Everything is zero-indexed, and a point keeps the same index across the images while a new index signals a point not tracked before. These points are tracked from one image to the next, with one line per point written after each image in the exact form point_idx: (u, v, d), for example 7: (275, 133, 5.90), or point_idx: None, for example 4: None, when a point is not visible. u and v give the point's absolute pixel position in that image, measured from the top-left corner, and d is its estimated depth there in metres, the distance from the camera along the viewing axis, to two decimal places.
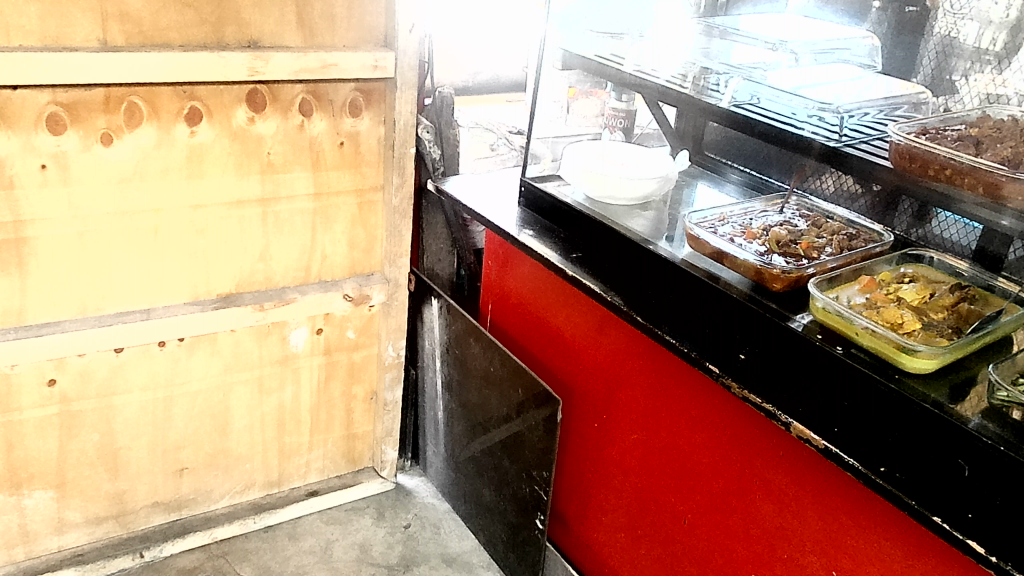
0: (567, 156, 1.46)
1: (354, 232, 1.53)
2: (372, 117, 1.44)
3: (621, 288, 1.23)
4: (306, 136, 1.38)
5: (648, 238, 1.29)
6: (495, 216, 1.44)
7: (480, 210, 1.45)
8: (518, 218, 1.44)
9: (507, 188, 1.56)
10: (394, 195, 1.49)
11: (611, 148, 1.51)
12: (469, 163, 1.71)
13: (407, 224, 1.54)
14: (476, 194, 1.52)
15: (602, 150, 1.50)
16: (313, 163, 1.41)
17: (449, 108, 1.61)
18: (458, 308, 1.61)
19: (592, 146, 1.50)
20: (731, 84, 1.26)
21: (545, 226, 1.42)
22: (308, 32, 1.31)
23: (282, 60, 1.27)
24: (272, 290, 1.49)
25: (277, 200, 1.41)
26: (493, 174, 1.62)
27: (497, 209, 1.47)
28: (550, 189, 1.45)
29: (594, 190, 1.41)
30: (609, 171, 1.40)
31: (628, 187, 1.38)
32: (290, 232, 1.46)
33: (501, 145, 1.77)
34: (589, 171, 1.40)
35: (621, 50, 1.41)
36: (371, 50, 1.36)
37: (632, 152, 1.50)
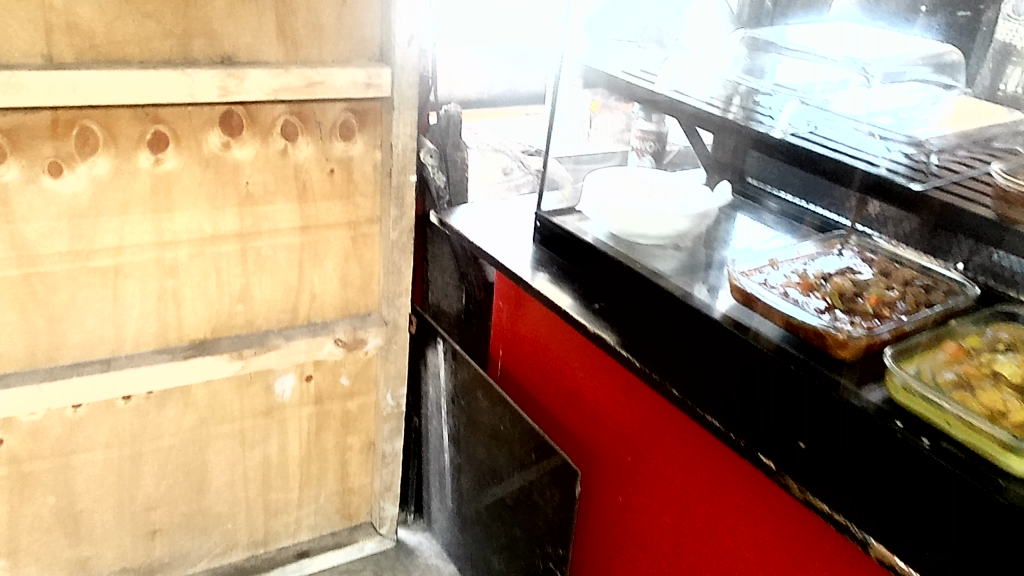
0: (589, 185, 1.26)
1: (347, 269, 1.35)
2: (366, 141, 1.27)
3: (651, 347, 1.05)
4: (290, 163, 1.22)
5: (684, 287, 1.10)
6: (504, 257, 1.25)
7: (488, 248, 1.27)
8: (530, 259, 1.26)
9: (520, 220, 1.37)
10: (392, 228, 1.32)
11: (642, 172, 1.32)
12: (479, 189, 1.53)
13: (407, 261, 1.36)
14: (483, 226, 1.33)
15: (633, 175, 1.31)
16: (299, 193, 1.24)
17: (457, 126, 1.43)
18: (466, 354, 1.43)
19: (621, 171, 1.32)
20: (784, 109, 1.07)
21: (560, 266, 1.25)
22: (292, 45, 1.14)
23: (259, 78, 1.11)
24: (253, 334, 1.32)
25: (257, 235, 1.24)
26: (505, 202, 1.43)
27: (507, 246, 1.28)
28: (568, 225, 1.27)
29: (620, 222, 1.21)
30: (638, 202, 1.22)
31: (659, 223, 1.19)
32: (274, 270, 1.29)
33: (517, 168, 1.58)
34: (614, 200, 1.21)
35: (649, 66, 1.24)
36: (363, 65, 1.18)
37: (664, 180, 1.30)
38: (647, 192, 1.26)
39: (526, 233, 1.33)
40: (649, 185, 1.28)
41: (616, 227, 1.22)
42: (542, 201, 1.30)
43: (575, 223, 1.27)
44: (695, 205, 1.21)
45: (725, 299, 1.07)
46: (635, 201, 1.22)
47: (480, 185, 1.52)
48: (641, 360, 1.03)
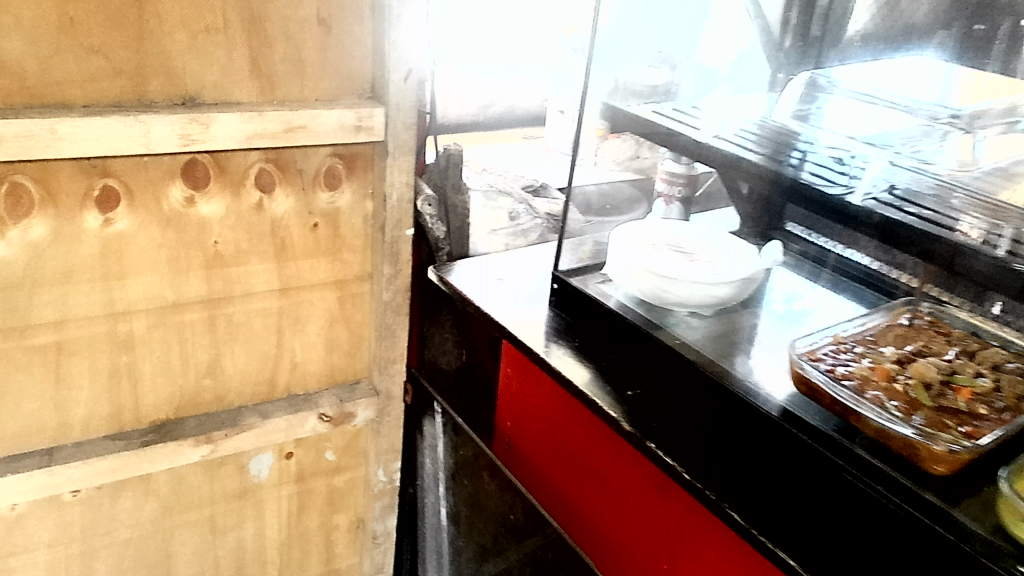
0: (614, 244, 1.10)
1: (333, 333, 1.18)
2: (355, 190, 1.10)
3: (696, 447, 0.89)
4: (266, 218, 1.05)
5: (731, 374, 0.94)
6: (516, 326, 1.08)
7: (497, 314, 1.10)
8: (545, 327, 1.09)
9: (531, 279, 1.21)
10: (385, 288, 1.14)
11: (673, 224, 1.15)
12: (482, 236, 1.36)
13: (402, 323, 1.19)
14: (490, 286, 1.17)
15: (662, 228, 1.14)
16: (276, 252, 1.07)
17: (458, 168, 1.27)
18: (467, 426, 1.25)
19: (648, 223, 1.15)
20: (871, 168, 1.12)
21: (578, 335, 1.08)
22: (268, 82, 0.97)
23: (228, 124, 0.93)
24: (224, 411, 1.14)
25: (228, 300, 1.07)
26: (512, 256, 1.27)
27: (518, 311, 1.11)
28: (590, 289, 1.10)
29: (652, 288, 1.04)
30: (673, 264, 1.05)
31: (699, 292, 1.02)
32: (247, 338, 1.11)
33: (523, 213, 1.42)
34: (647, 261, 1.04)
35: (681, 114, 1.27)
36: (351, 104, 1.02)
37: (700, 233, 1.14)
38: (681, 249, 1.09)
39: (540, 294, 1.16)
40: (682, 240, 1.11)
41: (646, 293, 1.05)
42: (559, 261, 1.13)
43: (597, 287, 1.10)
44: (739, 270, 1.04)
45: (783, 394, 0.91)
46: (670, 263, 1.05)
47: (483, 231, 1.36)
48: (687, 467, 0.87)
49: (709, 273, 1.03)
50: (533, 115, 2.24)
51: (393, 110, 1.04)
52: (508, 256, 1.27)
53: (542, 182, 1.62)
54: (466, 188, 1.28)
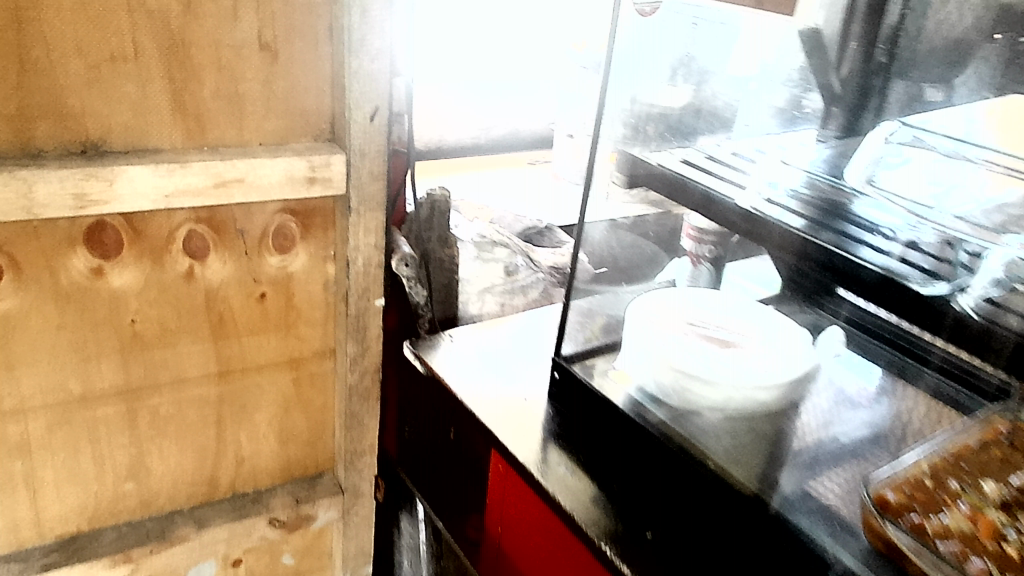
0: (628, 323, 0.87)
1: (288, 420, 0.98)
2: (313, 252, 0.89)
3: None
4: (198, 290, 0.84)
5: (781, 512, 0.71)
6: (504, 430, 0.84)
7: (480, 412, 0.87)
8: (540, 430, 0.85)
9: (528, 362, 0.97)
10: (349, 370, 0.94)
11: (706, 295, 0.91)
12: (474, 294, 1.15)
13: (373, 410, 0.98)
14: (474, 371, 0.93)
15: (693, 303, 0.90)
16: (213, 330, 0.87)
17: (446, 216, 1.08)
18: (450, 537, 1.07)
19: (674, 294, 0.92)
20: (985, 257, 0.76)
21: (583, 440, 0.84)
22: (196, 123, 0.77)
23: (142, 180, 0.73)
24: (152, 518, 0.94)
25: (153, 390, 0.87)
26: (508, 331, 1.04)
27: (509, 406, 0.88)
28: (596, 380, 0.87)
29: (674, 384, 0.80)
30: (701, 353, 0.81)
31: (742, 397, 0.78)
32: (179, 431, 0.91)
33: (522, 266, 1.20)
34: (666, 350, 0.81)
35: (713, 165, 0.99)
36: (304, 149, 0.81)
37: (741, 304, 0.91)
38: (711, 330, 0.85)
39: (538, 383, 0.93)
40: (716, 318, 0.87)
41: (667, 391, 0.81)
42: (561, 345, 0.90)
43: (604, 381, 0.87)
44: (789, 363, 0.80)
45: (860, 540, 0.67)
46: (696, 352, 0.81)
47: (475, 289, 1.14)
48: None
49: (749, 367, 0.79)
50: (540, 138, 2.04)
51: (356, 156, 0.82)
52: (501, 330, 1.04)
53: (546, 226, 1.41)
54: (454, 237, 1.08)
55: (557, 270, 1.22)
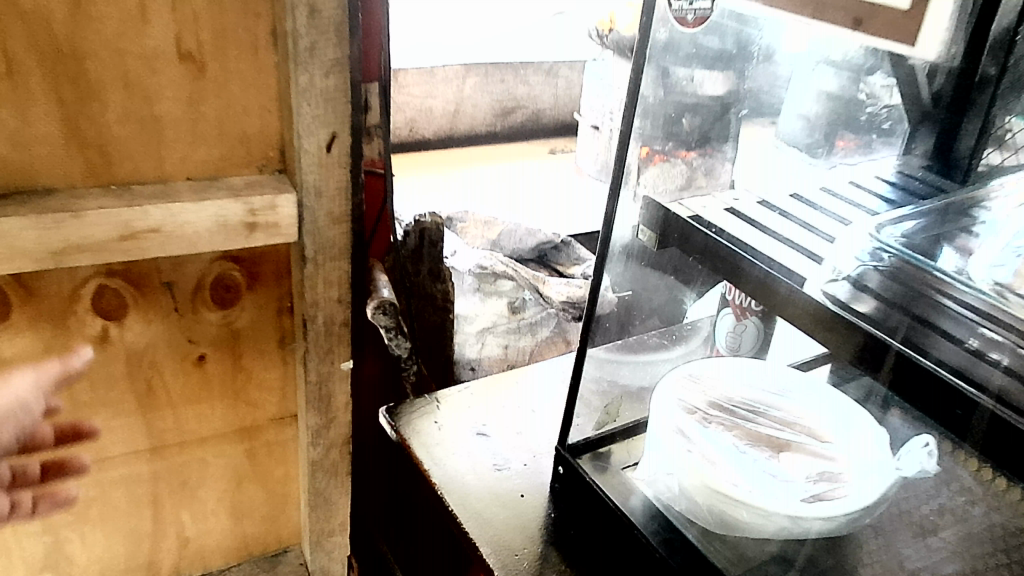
0: (656, 407, 0.68)
1: (243, 495, 0.82)
2: (265, 306, 0.72)
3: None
4: (117, 356, 0.68)
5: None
6: (491, 544, 0.66)
7: (463, 517, 0.69)
8: (533, 545, 0.67)
9: (529, 440, 0.78)
10: (311, 445, 0.77)
11: (755, 371, 0.72)
12: (474, 336, 1.01)
13: (342, 487, 0.82)
14: (461, 456, 0.76)
15: (737, 382, 0.71)
16: (139, 401, 0.71)
17: (438, 247, 0.95)
18: None
19: (713, 367, 0.73)
20: None
21: (587, 559, 0.66)
22: (99, 155, 0.59)
23: (23, 236, 0.56)
24: None
25: (68, 472, 0.71)
26: (506, 394, 0.84)
27: (501, 505, 0.70)
28: (607, 481, 0.69)
29: (704, 501, 0.61)
30: (744, 462, 0.63)
31: (798, 526, 0.59)
32: (106, 515, 0.76)
33: (532, 302, 1.04)
34: (701, 450, 0.63)
35: (755, 213, 0.67)
36: (244, 188, 0.63)
37: (799, 394, 0.71)
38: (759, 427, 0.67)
39: (540, 472, 0.74)
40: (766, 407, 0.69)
41: (697, 512, 0.63)
42: (567, 433, 0.71)
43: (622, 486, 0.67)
44: (861, 485, 0.61)
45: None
46: (738, 459, 0.63)
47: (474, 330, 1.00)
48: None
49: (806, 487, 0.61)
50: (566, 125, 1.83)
51: (311, 196, 0.64)
52: (500, 394, 0.85)
53: (563, 240, 1.23)
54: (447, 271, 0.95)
55: (572, 304, 1.01)
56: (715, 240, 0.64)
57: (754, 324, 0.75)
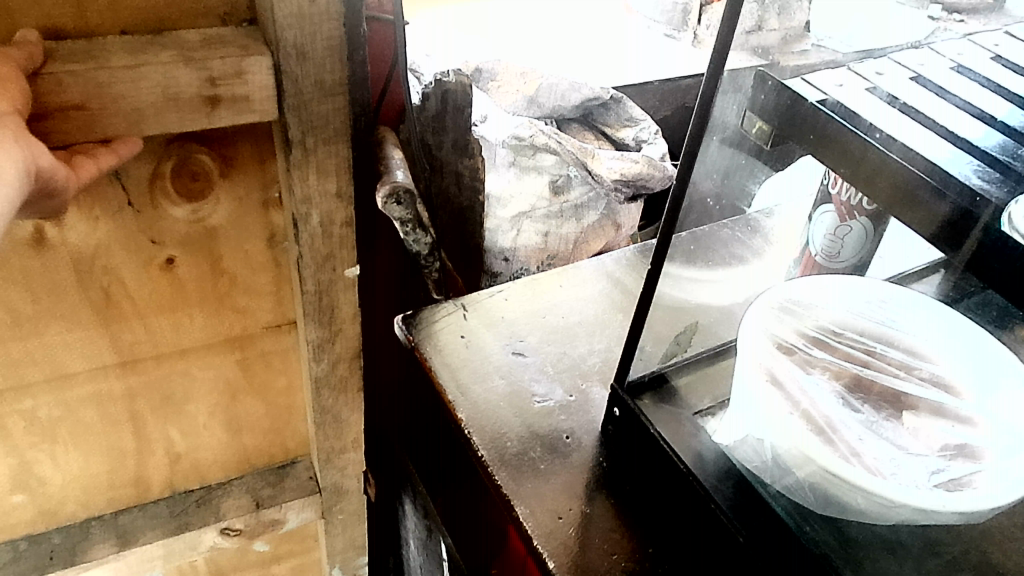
0: (744, 341, 0.50)
1: (239, 407, 0.71)
2: (245, 196, 0.57)
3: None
4: (60, 261, 0.54)
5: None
6: (528, 504, 0.53)
7: (495, 467, 0.55)
8: (580, 505, 0.53)
9: (575, 363, 0.63)
10: (313, 362, 0.64)
11: (864, 294, 0.55)
12: (509, 222, 0.89)
13: (354, 403, 0.70)
14: (492, 384, 0.61)
15: (841, 310, 0.54)
16: (97, 312, 0.58)
17: (463, 112, 0.83)
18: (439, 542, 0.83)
19: (812, 287, 0.55)
20: None
21: (645, 524, 0.53)
22: None
23: None
24: (63, 529, 0.71)
25: (22, 393, 0.60)
26: (543, 296, 0.69)
27: (542, 448, 0.57)
28: (679, 429, 0.53)
29: (808, 478, 0.45)
30: (860, 429, 0.47)
31: (936, 518, 0.44)
32: (77, 434, 0.65)
33: (577, 179, 0.89)
34: (804, 411, 0.47)
35: (899, 90, 0.59)
36: (198, 43, 0.46)
37: (929, 323, 0.54)
38: (873, 378, 0.51)
39: (589, 409, 0.60)
40: (881, 348, 0.52)
41: (791, 484, 0.47)
42: (626, 369, 0.54)
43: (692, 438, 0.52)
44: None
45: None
46: (851, 424, 0.47)
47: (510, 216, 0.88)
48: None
49: (941, 466, 0.46)
50: None
51: (291, 57, 0.47)
52: (540, 298, 0.69)
53: (613, 96, 1.01)
54: (475, 145, 0.83)
55: (627, 184, 0.88)
56: (881, 154, 0.53)
57: (864, 226, 0.58)
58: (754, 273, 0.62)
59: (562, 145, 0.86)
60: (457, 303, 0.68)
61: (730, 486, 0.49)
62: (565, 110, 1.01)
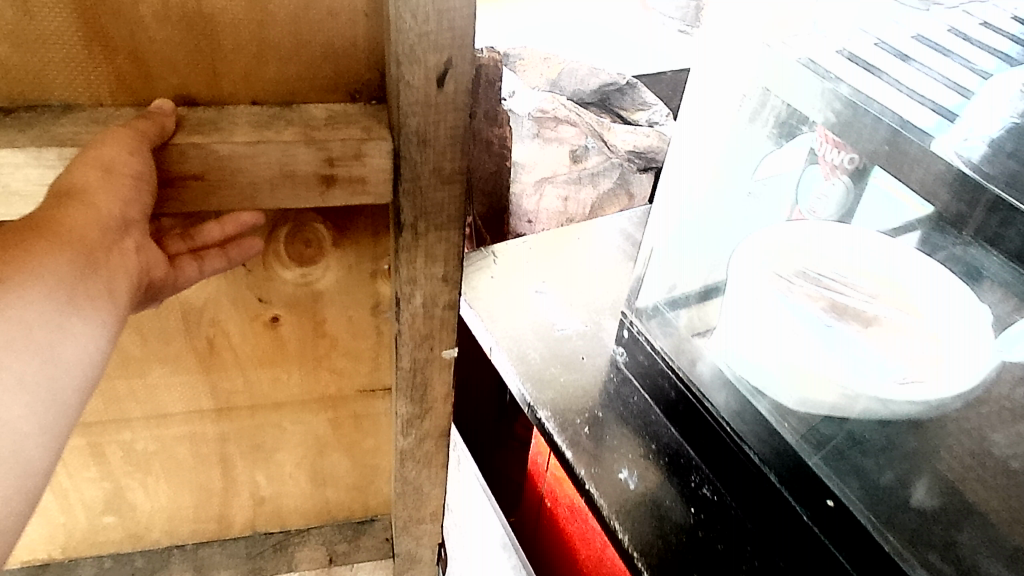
0: (739, 267, 0.70)
1: (326, 460, 0.70)
2: (352, 265, 0.56)
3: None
4: (169, 311, 0.55)
5: (909, 500, 0.63)
6: (552, 407, 0.78)
7: (524, 377, 0.81)
8: (595, 411, 0.79)
9: (588, 299, 0.92)
10: (399, 435, 0.62)
11: (834, 241, 0.69)
12: (532, 187, 1.18)
13: (438, 479, 0.68)
14: (523, 321, 0.88)
15: (828, 259, 0.69)
16: (199, 361, 0.59)
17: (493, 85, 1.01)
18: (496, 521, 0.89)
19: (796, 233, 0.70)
20: None
21: (643, 428, 0.78)
22: (133, 65, 0.43)
23: (17, 176, 0.41)
24: (143, 553, 0.72)
25: (121, 425, 0.61)
26: (560, 247, 1.00)
27: (561, 366, 0.83)
28: (682, 347, 0.78)
29: (793, 378, 0.66)
30: (831, 337, 0.65)
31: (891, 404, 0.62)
32: (169, 468, 0.66)
33: (592, 151, 1.24)
34: (784, 323, 0.66)
35: (869, 57, 0.59)
36: (322, 121, 0.45)
37: (901, 258, 0.67)
38: (849, 304, 0.66)
39: (599, 336, 0.88)
40: (855, 280, 0.68)
41: (779, 388, 0.68)
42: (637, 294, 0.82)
43: (691, 353, 0.77)
44: (963, 364, 0.61)
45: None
46: (824, 334, 0.65)
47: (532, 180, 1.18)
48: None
49: (899, 372, 0.62)
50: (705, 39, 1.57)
51: (412, 144, 0.45)
52: (553, 247, 1.00)
53: (628, 84, 1.39)
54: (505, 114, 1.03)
55: (638, 154, 1.24)
56: (834, 95, 0.57)
57: (846, 183, 0.69)
58: (744, 223, 0.78)
59: (581, 119, 1.27)
60: (487, 252, 0.98)
61: (720, 380, 0.73)
62: (585, 94, 1.40)
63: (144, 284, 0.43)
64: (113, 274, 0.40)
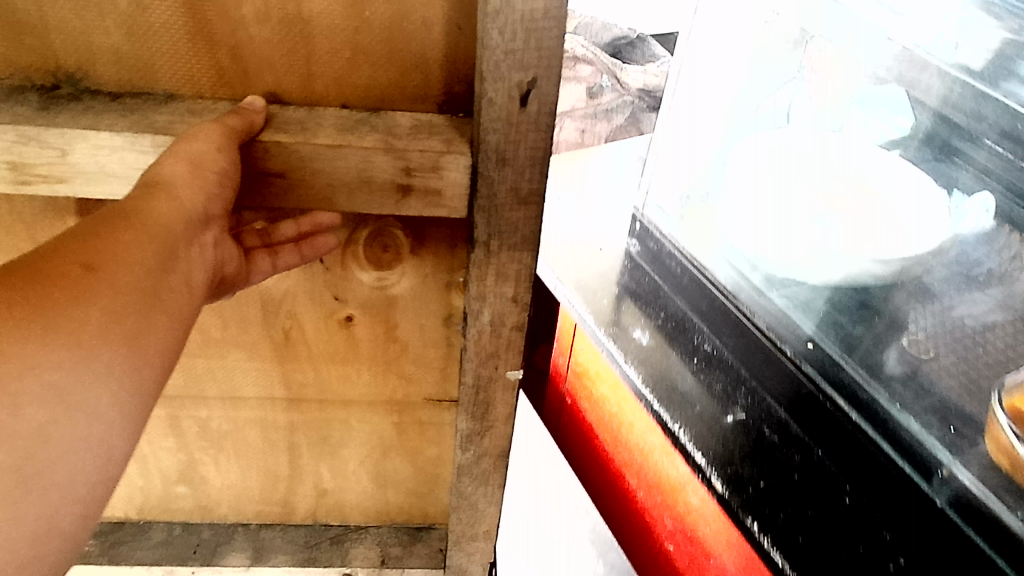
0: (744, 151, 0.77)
1: (389, 462, 0.71)
2: (426, 273, 0.56)
3: (898, 537, 0.58)
4: (249, 299, 0.57)
5: (882, 363, 0.67)
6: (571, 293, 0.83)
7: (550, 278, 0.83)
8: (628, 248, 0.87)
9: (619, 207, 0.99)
10: (458, 449, 0.62)
11: (825, 146, 0.74)
12: None
13: (494, 498, 0.67)
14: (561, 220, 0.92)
15: (813, 150, 0.73)
16: (275, 351, 0.60)
17: None
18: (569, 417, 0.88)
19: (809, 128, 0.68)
20: None
21: (675, 278, 0.81)
22: (232, 61, 0.44)
23: (114, 160, 0.43)
24: (210, 526, 0.75)
25: (199, 402, 0.64)
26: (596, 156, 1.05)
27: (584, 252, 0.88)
28: (687, 218, 0.83)
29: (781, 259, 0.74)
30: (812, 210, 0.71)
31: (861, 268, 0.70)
32: (240, 448, 0.68)
33: None
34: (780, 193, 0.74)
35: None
36: (405, 128, 0.45)
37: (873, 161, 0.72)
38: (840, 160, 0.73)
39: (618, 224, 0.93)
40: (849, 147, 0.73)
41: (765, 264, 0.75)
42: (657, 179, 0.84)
43: (701, 238, 0.81)
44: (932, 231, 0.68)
45: (978, 448, 0.61)
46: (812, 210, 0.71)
47: None
48: (774, 431, 0.67)
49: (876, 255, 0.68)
50: None
51: (490, 162, 0.44)
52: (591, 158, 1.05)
53: None
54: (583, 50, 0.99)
55: None
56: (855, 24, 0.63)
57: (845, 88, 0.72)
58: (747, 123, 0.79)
59: None
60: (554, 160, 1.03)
61: (730, 277, 0.77)
62: None
63: (217, 279, 0.45)
64: (192, 265, 0.41)
